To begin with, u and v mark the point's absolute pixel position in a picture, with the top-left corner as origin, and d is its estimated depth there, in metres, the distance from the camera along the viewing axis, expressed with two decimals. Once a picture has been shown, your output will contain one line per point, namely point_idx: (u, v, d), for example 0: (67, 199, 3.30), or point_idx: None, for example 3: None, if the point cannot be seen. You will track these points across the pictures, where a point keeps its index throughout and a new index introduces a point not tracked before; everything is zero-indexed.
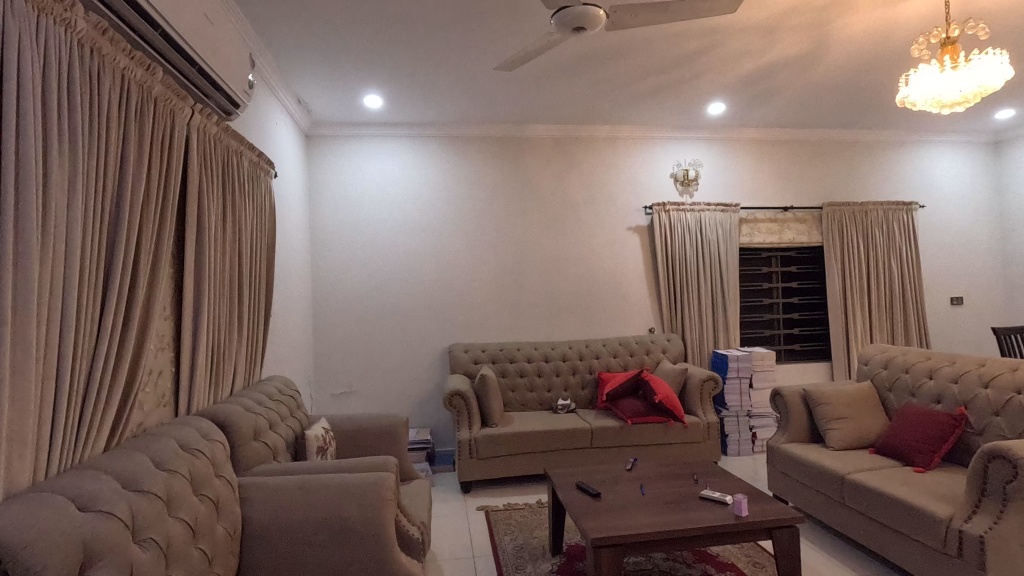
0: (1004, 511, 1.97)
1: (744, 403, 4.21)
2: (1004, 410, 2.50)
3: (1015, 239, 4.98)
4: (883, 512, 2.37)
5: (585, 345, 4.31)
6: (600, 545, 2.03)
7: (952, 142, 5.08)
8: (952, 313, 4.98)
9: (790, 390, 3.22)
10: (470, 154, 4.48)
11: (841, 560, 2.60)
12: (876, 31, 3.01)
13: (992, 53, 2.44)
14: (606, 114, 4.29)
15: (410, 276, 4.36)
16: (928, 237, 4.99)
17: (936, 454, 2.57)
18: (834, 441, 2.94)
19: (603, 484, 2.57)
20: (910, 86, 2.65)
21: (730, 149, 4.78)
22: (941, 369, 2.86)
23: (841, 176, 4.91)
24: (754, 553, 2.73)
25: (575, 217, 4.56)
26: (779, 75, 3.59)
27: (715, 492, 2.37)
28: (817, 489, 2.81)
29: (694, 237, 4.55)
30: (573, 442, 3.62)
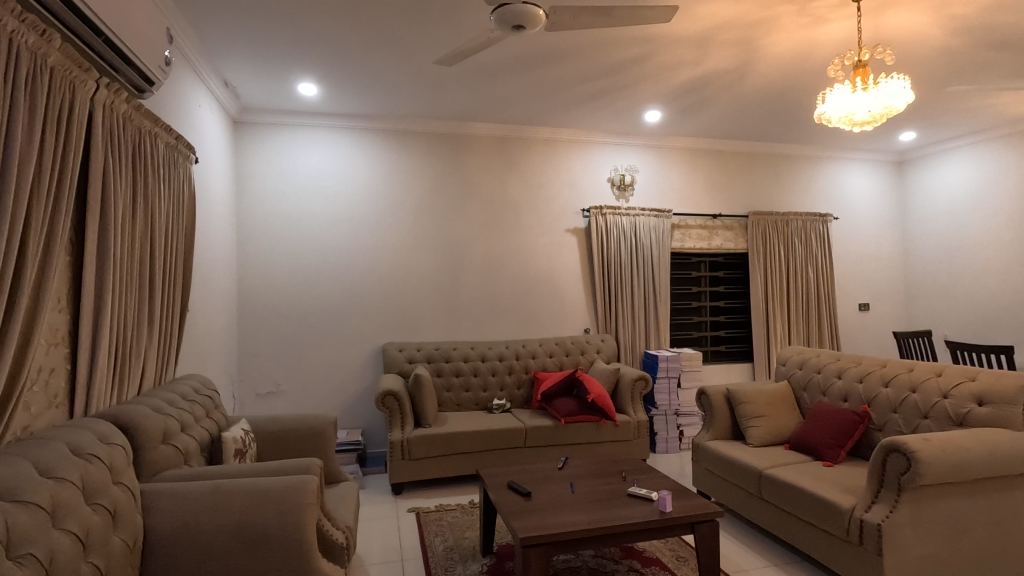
0: (900, 500, 2.13)
1: (672, 402, 4.36)
2: (900, 407, 2.71)
3: (915, 251, 5.44)
4: (795, 504, 2.51)
5: (522, 345, 4.33)
6: (528, 544, 2.03)
7: (864, 159, 5.49)
8: (860, 318, 5.37)
9: (714, 389, 3.36)
10: (409, 149, 4.39)
11: (757, 551, 2.73)
12: (797, 51, 3.20)
13: (897, 77, 2.64)
14: (546, 116, 4.33)
15: (345, 272, 4.21)
16: (841, 246, 5.36)
17: (843, 449, 2.76)
18: (754, 438, 3.10)
19: (534, 483, 2.58)
20: (825, 104, 2.82)
21: (665, 156, 4.95)
22: (848, 370, 3.07)
23: (764, 186, 5.19)
24: (678, 547, 2.83)
25: (514, 217, 4.57)
26: (710, 88, 3.75)
27: (642, 489, 2.43)
28: (736, 484, 2.95)
29: (629, 241, 4.67)
30: (507, 442, 3.62)
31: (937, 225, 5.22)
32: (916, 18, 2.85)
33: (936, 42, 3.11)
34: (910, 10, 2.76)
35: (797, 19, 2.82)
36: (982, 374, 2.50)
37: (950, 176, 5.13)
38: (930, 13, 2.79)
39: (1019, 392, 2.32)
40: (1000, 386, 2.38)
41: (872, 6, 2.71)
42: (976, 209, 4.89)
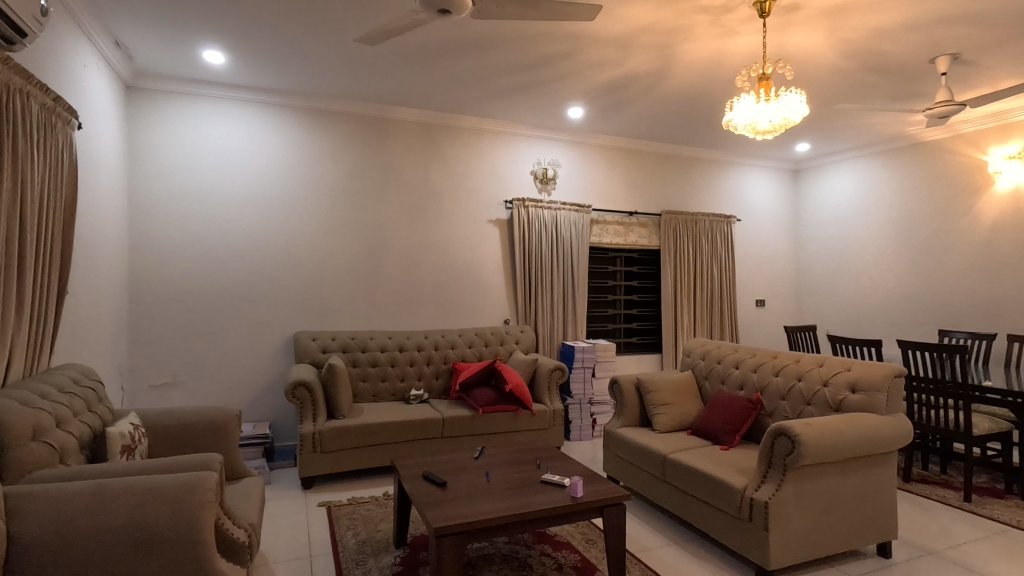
0: (785, 479, 2.34)
1: (586, 391, 4.51)
2: (788, 394, 2.98)
3: (805, 252, 5.96)
4: (695, 486, 2.68)
5: (442, 335, 4.29)
6: (442, 534, 2.02)
7: (765, 166, 5.93)
8: (757, 313, 5.82)
9: (625, 379, 3.52)
10: (327, 129, 4.20)
11: (660, 531, 2.90)
12: (710, 59, 3.38)
13: (795, 92, 2.86)
14: (471, 105, 4.29)
15: (254, 256, 3.97)
16: (742, 246, 5.77)
17: (737, 433, 2.99)
18: (660, 424, 3.28)
19: (449, 473, 2.58)
20: (734, 111, 3.00)
21: (586, 152, 5.07)
22: (744, 360, 3.32)
23: (677, 187, 5.46)
24: (588, 530, 2.94)
25: (436, 205, 4.50)
26: (630, 89, 3.89)
27: (555, 476, 2.50)
28: (643, 468, 3.11)
29: (550, 234, 4.75)
30: (424, 433, 3.58)
31: (824, 230, 5.75)
32: (814, 38, 3.10)
33: (829, 62, 3.40)
34: (808, 31, 3.01)
35: (711, 29, 2.98)
36: (855, 363, 2.78)
37: (836, 185, 5.67)
38: (825, 35, 3.05)
39: (884, 380, 2.60)
40: (869, 375, 2.66)
41: (776, 23, 2.92)
42: (856, 217, 5.43)
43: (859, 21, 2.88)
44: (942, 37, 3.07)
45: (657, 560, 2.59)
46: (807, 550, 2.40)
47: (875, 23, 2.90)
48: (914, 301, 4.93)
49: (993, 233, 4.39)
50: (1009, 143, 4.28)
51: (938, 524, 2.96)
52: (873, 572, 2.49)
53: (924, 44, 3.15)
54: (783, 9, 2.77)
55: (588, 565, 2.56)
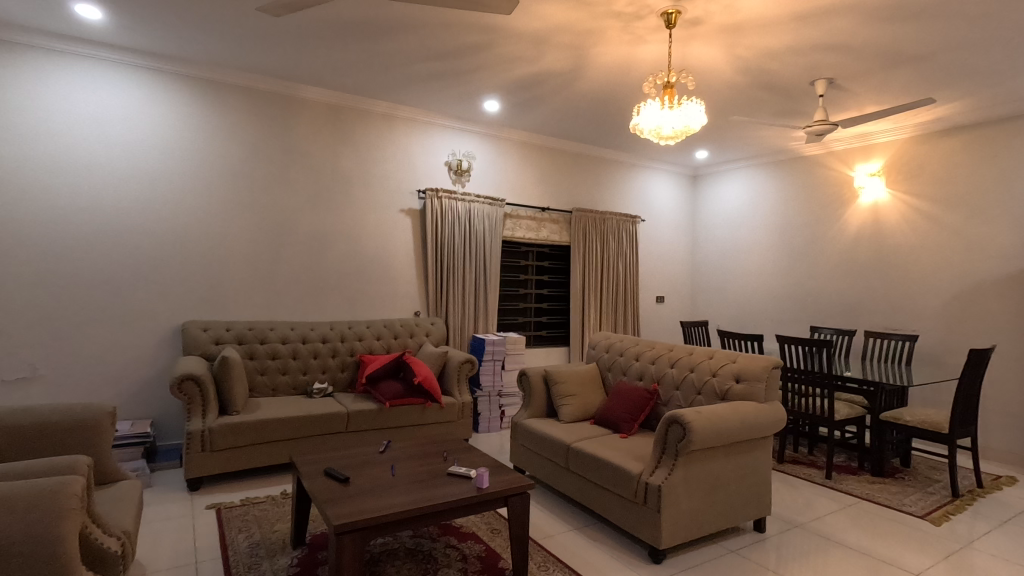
0: (676, 464, 2.51)
1: (496, 383, 4.56)
2: (681, 385, 3.18)
3: (701, 252, 6.40)
4: (596, 473, 2.80)
5: (348, 327, 4.14)
6: (343, 531, 1.96)
7: (667, 170, 6.28)
8: (657, 309, 6.18)
9: (533, 371, 3.60)
10: (224, 104, 3.88)
11: (562, 517, 3.00)
12: (620, 64, 3.52)
13: (695, 101, 3.04)
14: (384, 90, 4.16)
15: (135, 237, 3.60)
16: (645, 245, 6.08)
17: (636, 422, 3.16)
18: (565, 415, 3.39)
19: (352, 468, 2.50)
20: (640, 116, 3.13)
21: (501, 146, 5.09)
22: (644, 353, 3.51)
23: (587, 186, 5.65)
24: (493, 520, 2.97)
25: (345, 191, 4.32)
26: (544, 86, 3.95)
27: (461, 468, 2.50)
28: (547, 458, 3.19)
29: (463, 226, 4.73)
30: (327, 428, 3.44)
31: (718, 232, 6.21)
32: (713, 53, 3.32)
33: (727, 76, 3.66)
34: (708, 45, 3.21)
35: (621, 35, 3.10)
36: (740, 355, 3.03)
37: (729, 192, 6.13)
38: (723, 51, 3.28)
39: (763, 371, 2.86)
40: (751, 366, 2.91)
41: (680, 35, 3.09)
42: (746, 222, 5.92)
43: (752, 40, 3.12)
44: (821, 62, 3.40)
45: (559, 546, 2.67)
46: (693, 528, 2.59)
47: (765, 43, 3.15)
48: (790, 300, 5.46)
49: (856, 240, 4.95)
50: (870, 162, 4.84)
51: (804, 500, 3.31)
52: (750, 546, 2.74)
53: (805, 67, 3.48)
54: (687, 22, 2.94)
55: (492, 555, 2.59)
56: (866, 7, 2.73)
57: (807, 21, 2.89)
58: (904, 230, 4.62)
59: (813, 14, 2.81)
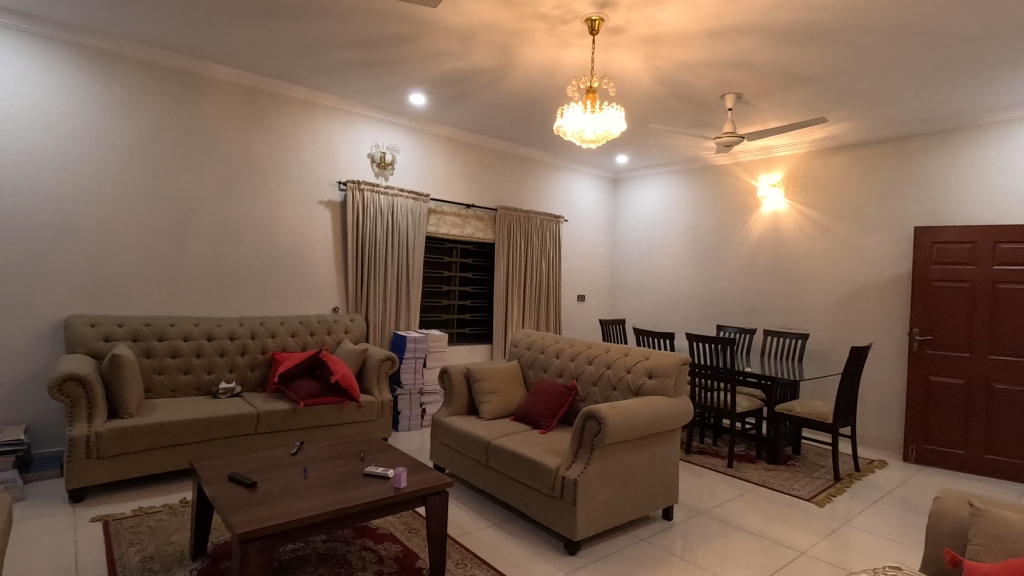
0: (592, 458, 2.59)
1: (417, 381, 4.50)
2: (599, 381, 3.29)
3: (620, 253, 6.64)
4: (515, 469, 2.83)
5: (260, 323, 3.92)
6: (248, 539, 1.85)
7: (590, 173, 6.46)
8: (578, 308, 6.35)
9: (455, 368, 3.58)
10: (121, 78, 3.56)
11: (481, 514, 3.01)
12: (546, 66, 3.57)
13: (616, 107, 3.14)
14: (303, 75, 3.96)
15: (11, 222, 3.21)
16: (568, 245, 6.23)
17: (555, 417, 3.23)
18: (486, 412, 3.40)
19: (261, 472, 2.38)
20: (564, 118, 3.19)
21: (426, 140, 5.01)
22: (564, 350, 3.59)
23: (512, 184, 5.69)
24: (411, 520, 2.94)
25: (258, 180, 4.09)
26: (471, 83, 3.93)
27: (378, 468, 2.44)
28: (468, 455, 3.19)
29: (385, 220, 4.61)
30: (233, 430, 3.24)
31: (636, 234, 6.47)
32: (634, 62, 3.45)
33: (646, 84, 3.81)
34: (629, 53, 3.33)
35: (547, 37, 3.15)
36: (652, 352, 3.17)
37: (647, 196, 6.40)
38: (643, 61, 3.42)
39: (674, 367, 3.01)
40: (663, 362, 3.05)
41: (603, 42, 3.18)
42: (661, 226, 6.21)
43: (669, 52, 3.27)
44: (731, 77, 3.62)
45: (477, 542, 2.68)
46: (607, 519, 2.68)
47: (681, 56, 3.32)
48: (700, 300, 5.80)
49: (758, 246, 5.34)
50: (772, 173, 5.24)
51: (707, 488, 3.53)
52: (659, 533, 2.88)
53: (717, 81, 3.69)
54: (610, 30, 3.03)
55: (409, 555, 2.56)
56: (771, 29, 2.95)
57: (718, 38, 3.07)
58: (799, 238, 5.05)
59: (725, 31, 2.99)
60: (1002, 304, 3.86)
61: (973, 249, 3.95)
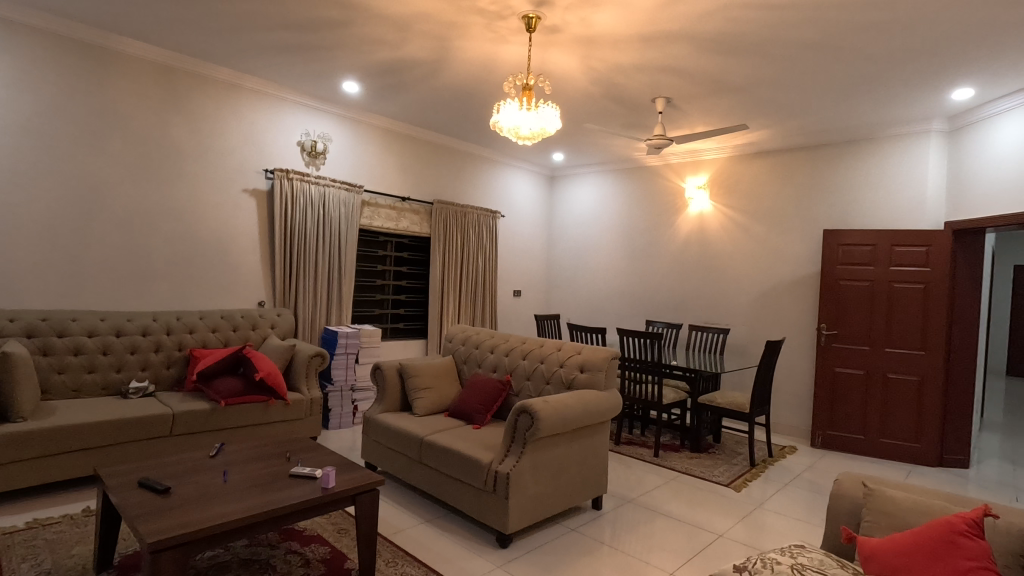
0: (524, 452, 2.62)
1: (348, 378, 4.39)
2: (532, 375, 3.34)
3: (556, 249, 6.75)
4: (448, 465, 2.83)
5: (176, 318, 3.68)
6: (160, 549, 1.74)
7: (527, 169, 6.51)
8: (514, 303, 6.40)
9: (388, 364, 3.52)
10: (14, 47, 3.21)
11: (413, 511, 2.98)
12: (483, 61, 3.56)
13: (551, 106, 3.18)
14: (225, 55, 3.74)
15: None
16: (504, 240, 6.25)
17: (488, 412, 3.25)
18: (420, 408, 3.36)
19: (176, 476, 2.24)
20: (500, 114, 3.19)
21: (359, 130, 4.86)
22: (498, 345, 3.61)
23: (448, 178, 5.63)
24: (340, 520, 2.87)
25: (176, 165, 3.83)
26: (406, 74, 3.86)
27: (305, 468, 2.36)
28: (400, 452, 3.15)
29: (316, 211, 4.44)
30: (144, 433, 3.03)
31: (571, 231, 6.59)
32: (570, 62, 3.50)
33: (581, 84, 3.88)
34: (565, 53, 3.37)
35: (485, 32, 3.13)
36: (584, 347, 3.24)
37: (582, 193, 6.53)
38: (578, 61, 3.48)
39: (604, 361, 3.10)
40: (594, 357, 3.13)
41: (540, 40, 3.21)
42: (596, 223, 6.36)
43: (604, 54, 3.35)
44: (661, 81, 3.75)
45: (409, 540, 2.65)
46: (538, 511, 2.73)
47: (615, 59, 3.40)
48: (631, 296, 6.00)
49: (685, 245, 5.59)
50: (698, 175, 5.49)
51: (635, 477, 3.67)
52: (588, 523, 2.97)
53: (649, 84, 3.82)
54: (546, 29, 3.06)
55: (338, 556, 2.49)
56: (698, 38, 3.08)
57: (649, 43, 3.17)
58: (722, 237, 5.32)
59: (656, 37, 3.09)
60: (895, 301, 4.25)
61: (873, 251, 4.31)
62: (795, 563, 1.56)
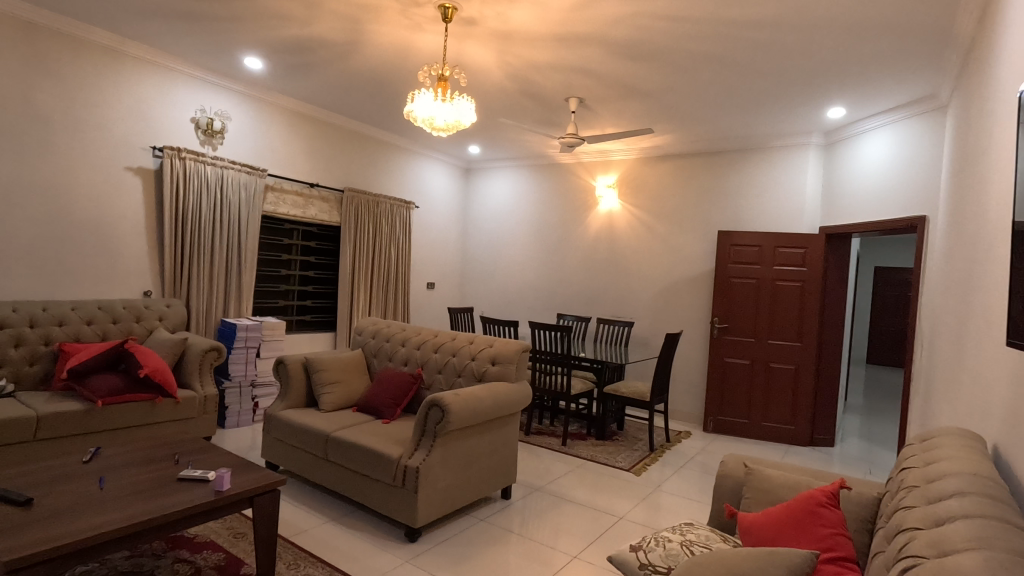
0: (434, 445, 2.62)
1: (248, 373, 4.14)
2: (444, 368, 3.33)
3: (471, 241, 6.75)
4: (355, 461, 2.75)
5: (42, 309, 3.29)
6: (20, 568, 1.55)
7: (443, 160, 6.44)
8: (427, 295, 6.32)
9: (292, 358, 3.36)
10: None
11: (318, 510, 2.88)
12: (398, 48, 3.48)
13: (467, 99, 3.16)
14: (105, 16, 3.36)
15: None
16: (418, 231, 6.15)
17: (399, 407, 3.20)
18: (327, 403, 3.25)
19: (41, 486, 2.01)
20: (415, 103, 3.13)
21: (262, 109, 4.57)
22: (410, 339, 3.55)
23: (360, 166, 5.44)
24: (237, 524, 2.71)
25: (43, 136, 3.40)
26: (315, 54, 3.67)
27: (196, 471, 2.20)
28: (305, 450, 3.02)
29: (212, 194, 4.13)
30: (1, 438, 2.67)
31: (486, 223, 6.62)
32: (486, 55, 3.51)
33: (497, 79, 3.89)
34: (481, 46, 3.37)
35: (399, 18, 3.06)
36: (496, 340, 3.28)
37: (497, 187, 6.58)
38: (495, 56, 3.49)
39: (515, 353, 3.15)
40: (505, 350, 3.18)
41: (456, 31, 3.18)
42: (510, 217, 6.43)
43: (519, 51, 3.38)
44: (575, 82, 3.86)
45: (312, 540, 2.56)
46: (448, 503, 2.74)
47: (531, 56, 3.45)
48: (544, 290, 6.15)
49: (594, 241, 5.80)
50: (608, 175, 5.72)
51: (543, 466, 3.78)
52: (497, 512, 3.02)
53: (562, 84, 3.91)
54: (463, 20, 3.04)
55: (233, 561, 2.36)
56: (609, 42, 3.19)
57: (563, 44, 3.25)
58: (629, 235, 5.58)
59: (569, 38, 3.17)
60: (777, 297, 4.68)
61: (759, 252, 4.72)
62: (684, 540, 1.69)
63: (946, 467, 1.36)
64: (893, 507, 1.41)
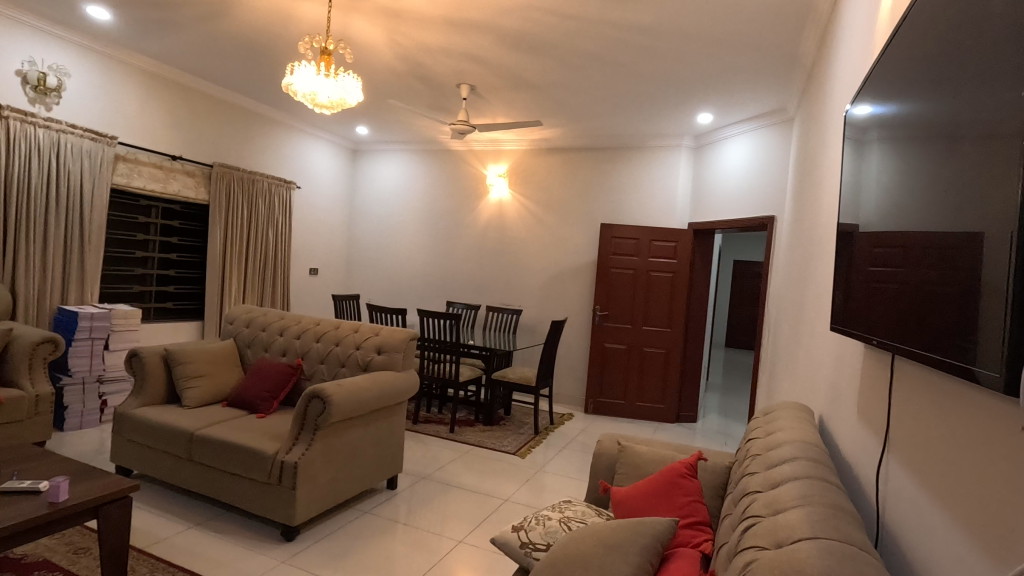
0: (314, 439, 2.49)
1: (93, 368, 3.66)
2: (326, 358, 3.18)
3: (358, 225, 6.48)
4: (225, 460, 2.55)
5: None
6: None
7: (328, 140, 6.10)
8: (309, 281, 5.98)
9: (149, 350, 3.01)
10: None
11: (180, 516, 2.63)
12: (275, 13, 3.21)
13: (352, 76, 3.00)
14: None
15: None
16: (300, 213, 5.78)
17: (275, 400, 3.01)
18: (191, 399, 2.96)
19: None
20: (294, 77, 2.92)
21: (111, 67, 4.01)
22: (289, 328, 3.34)
23: (233, 139, 4.98)
24: (77, 539, 2.39)
25: None
26: (175, 10, 3.28)
27: (24, 481, 1.90)
28: (164, 451, 2.73)
29: (43, 161, 3.56)
30: None
31: (375, 208, 6.40)
32: (374, 32, 3.36)
33: (385, 57, 3.75)
34: (369, 21, 3.22)
35: None
36: (382, 329, 3.19)
37: (386, 171, 6.37)
38: (383, 33, 3.35)
39: (402, 342, 3.09)
40: (392, 338, 3.10)
41: (341, 3, 3.01)
42: (399, 202, 6.27)
43: (409, 31, 3.28)
44: (466, 69, 3.83)
45: (173, 549, 2.34)
46: (329, 498, 2.63)
47: (421, 37, 3.36)
48: (433, 277, 6.09)
49: (485, 229, 5.84)
50: (499, 164, 5.77)
51: (430, 454, 3.77)
52: (382, 503, 2.96)
53: (453, 70, 3.87)
54: None
55: None
56: (500, 31, 3.21)
57: (454, 28, 3.20)
58: (519, 225, 5.69)
59: (460, 23, 3.14)
60: (652, 287, 5.04)
61: (637, 244, 5.05)
62: (562, 517, 1.78)
63: (784, 436, 1.55)
64: (740, 473, 1.59)
